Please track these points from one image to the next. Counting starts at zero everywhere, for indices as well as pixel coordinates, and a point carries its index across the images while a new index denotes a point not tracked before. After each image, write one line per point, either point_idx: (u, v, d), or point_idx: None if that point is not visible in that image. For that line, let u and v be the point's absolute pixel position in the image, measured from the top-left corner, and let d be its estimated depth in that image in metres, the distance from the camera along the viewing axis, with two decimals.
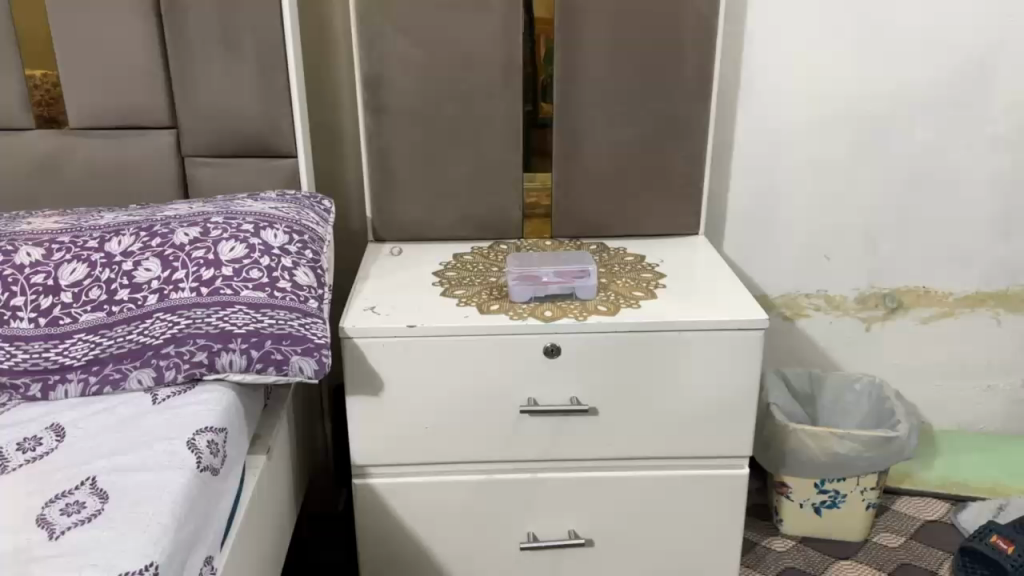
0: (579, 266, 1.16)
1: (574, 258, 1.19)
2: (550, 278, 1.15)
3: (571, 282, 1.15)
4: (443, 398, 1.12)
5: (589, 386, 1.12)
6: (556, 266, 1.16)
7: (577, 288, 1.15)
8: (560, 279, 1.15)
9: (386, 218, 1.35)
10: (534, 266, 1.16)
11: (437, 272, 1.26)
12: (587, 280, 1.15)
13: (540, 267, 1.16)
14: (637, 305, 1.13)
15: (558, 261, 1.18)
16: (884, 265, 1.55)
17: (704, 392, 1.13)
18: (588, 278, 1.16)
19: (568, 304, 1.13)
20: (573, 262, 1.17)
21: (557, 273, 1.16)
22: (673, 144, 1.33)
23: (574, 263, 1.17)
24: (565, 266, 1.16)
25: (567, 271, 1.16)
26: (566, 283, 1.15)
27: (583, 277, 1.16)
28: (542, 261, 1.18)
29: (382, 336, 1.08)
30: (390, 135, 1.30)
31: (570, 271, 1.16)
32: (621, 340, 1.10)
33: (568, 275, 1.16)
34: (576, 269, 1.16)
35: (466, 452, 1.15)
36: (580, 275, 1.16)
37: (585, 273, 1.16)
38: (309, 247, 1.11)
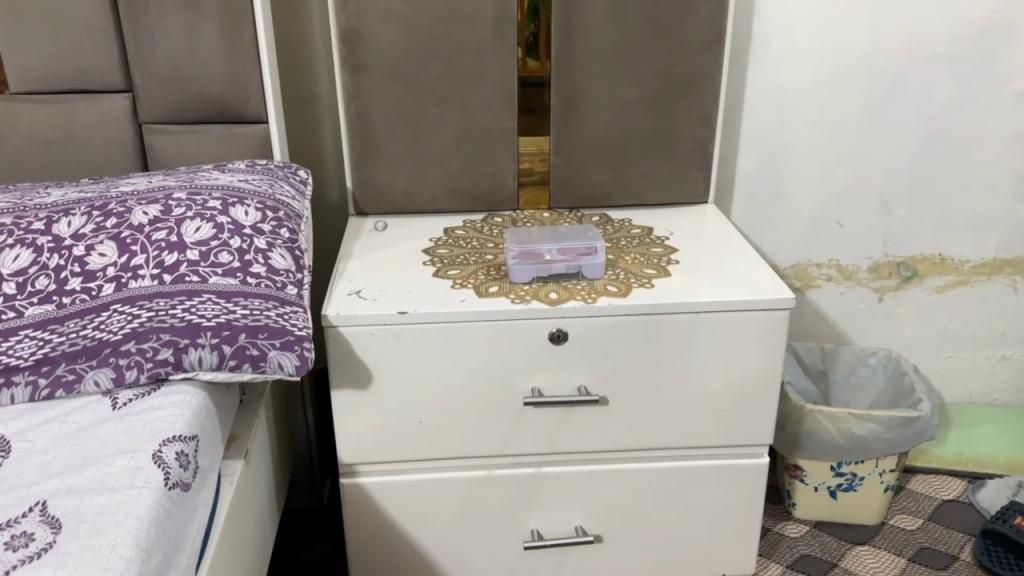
0: (587, 240, 1.06)
1: (580, 232, 1.09)
2: (554, 255, 1.05)
3: (578, 259, 1.05)
4: (438, 390, 1.02)
5: (598, 374, 1.03)
6: (561, 241, 1.06)
7: (583, 265, 1.05)
8: (565, 258, 1.05)
9: (368, 189, 1.23)
10: (537, 242, 1.06)
11: (428, 250, 1.14)
12: (595, 258, 1.05)
13: (543, 244, 1.05)
14: (649, 284, 1.03)
15: (561, 236, 1.08)
16: (899, 232, 1.46)
17: (722, 378, 1.04)
18: (596, 256, 1.05)
19: (574, 285, 1.03)
20: (580, 236, 1.07)
21: (562, 250, 1.05)
22: (682, 104, 1.22)
23: (581, 238, 1.07)
24: (571, 241, 1.06)
25: (573, 247, 1.05)
26: (573, 261, 1.05)
27: (592, 254, 1.05)
28: (544, 236, 1.08)
29: (370, 325, 0.97)
30: (371, 97, 1.18)
31: (577, 248, 1.05)
32: (633, 324, 1.00)
33: (574, 253, 1.05)
34: (584, 244, 1.05)
35: (464, 447, 1.05)
36: (587, 252, 1.05)
37: (594, 249, 1.05)
38: (286, 226, 1.00)
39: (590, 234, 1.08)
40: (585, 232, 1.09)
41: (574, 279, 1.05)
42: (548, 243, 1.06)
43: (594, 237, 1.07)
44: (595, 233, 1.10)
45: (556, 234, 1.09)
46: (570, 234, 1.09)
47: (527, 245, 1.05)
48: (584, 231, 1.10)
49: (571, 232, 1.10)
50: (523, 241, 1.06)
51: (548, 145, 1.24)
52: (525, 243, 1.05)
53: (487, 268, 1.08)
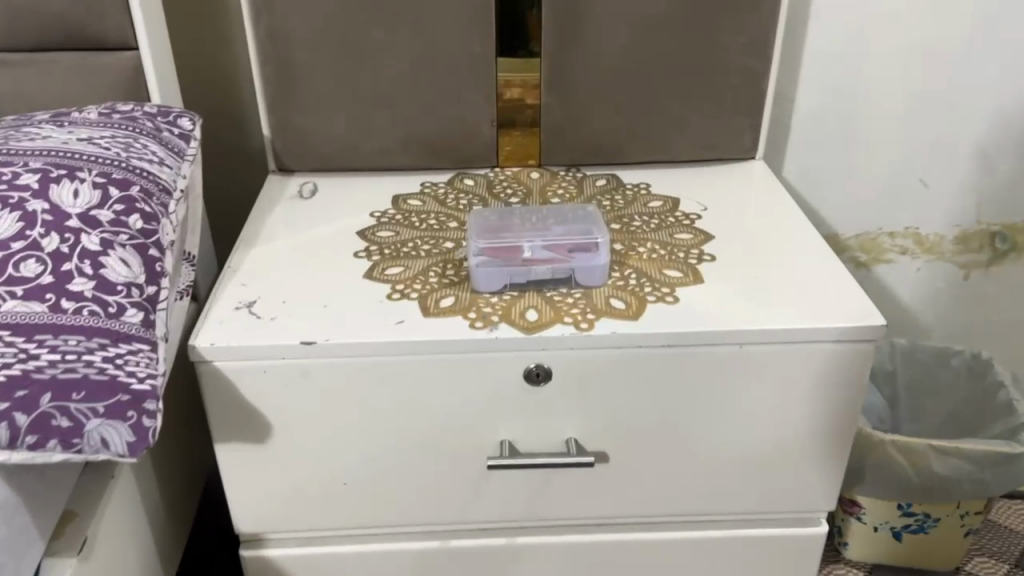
0: (587, 235, 0.75)
1: (578, 223, 0.77)
2: (536, 254, 0.73)
3: (569, 258, 0.72)
4: (367, 444, 0.72)
5: (594, 424, 0.73)
6: (549, 236, 0.75)
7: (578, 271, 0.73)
8: (552, 254, 0.73)
9: (292, 138, 0.91)
10: (513, 235, 0.75)
11: (365, 232, 0.83)
12: (596, 257, 0.72)
13: (521, 238, 0.75)
14: (672, 298, 0.72)
15: (550, 227, 0.77)
16: (1000, 194, 1.12)
17: (769, 429, 0.74)
18: (598, 256, 0.72)
19: (562, 300, 0.71)
20: (577, 230, 0.76)
21: (549, 248, 0.74)
22: (726, 22, 0.87)
23: (577, 232, 0.75)
24: (562, 236, 0.75)
25: (564, 243, 0.74)
26: (562, 260, 0.73)
27: (591, 252, 0.73)
28: (526, 226, 0.77)
29: (262, 359, 0.67)
30: (289, 12, 0.84)
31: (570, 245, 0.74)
32: (644, 360, 0.69)
33: (564, 250, 0.73)
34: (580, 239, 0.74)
35: (408, 513, 0.76)
36: (585, 251, 0.73)
37: (594, 245, 0.73)
38: (139, 212, 0.68)
39: (593, 226, 0.76)
40: (585, 223, 0.77)
41: (563, 288, 0.73)
42: (528, 238, 0.75)
43: (595, 229, 0.75)
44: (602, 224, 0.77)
45: (543, 225, 0.77)
46: (564, 225, 0.77)
47: (497, 238, 0.75)
48: (585, 220, 0.78)
49: (566, 222, 0.77)
50: (492, 232, 0.76)
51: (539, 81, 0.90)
52: (494, 236, 0.75)
53: (442, 266, 0.76)
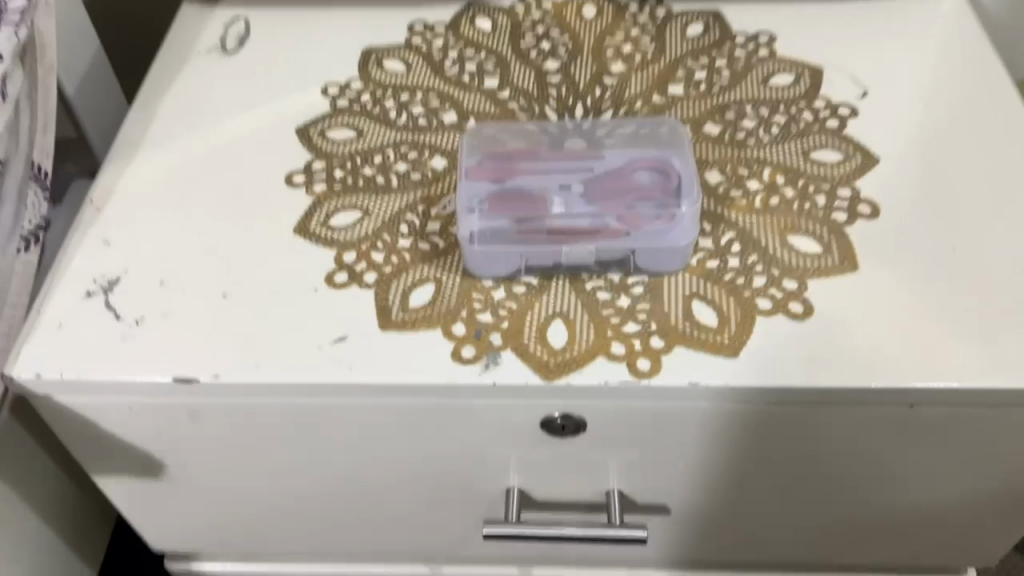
0: (665, 190, 0.44)
1: (652, 157, 0.46)
2: (574, 219, 0.43)
3: (629, 229, 0.43)
4: (310, 485, 0.49)
5: (652, 480, 0.47)
6: (599, 186, 0.45)
7: (644, 253, 0.43)
8: (602, 219, 0.43)
9: None
10: (537, 179, 0.45)
11: (311, 130, 0.53)
12: (677, 233, 0.42)
13: (553, 187, 0.45)
14: (800, 309, 0.42)
15: (603, 164, 0.46)
16: None
17: (929, 496, 0.47)
18: (681, 233, 0.42)
19: (611, 303, 0.43)
20: (649, 174, 0.45)
21: (598, 208, 0.44)
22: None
23: (649, 180, 0.45)
24: (621, 186, 0.45)
25: (624, 203, 0.44)
26: (619, 231, 0.43)
27: (670, 223, 0.42)
28: (563, 157, 0.47)
29: (125, 398, 0.42)
30: None
31: (634, 205, 0.44)
32: (742, 417, 0.42)
33: (624, 213, 0.43)
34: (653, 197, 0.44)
35: (382, 546, 0.55)
36: (657, 221, 0.43)
37: (677, 210, 0.43)
38: None
39: (677, 167, 0.45)
40: (663, 156, 0.46)
41: (615, 278, 0.44)
42: (564, 185, 0.45)
43: (681, 175, 0.45)
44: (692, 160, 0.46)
45: (593, 157, 0.47)
46: (628, 159, 0.46)
47: (510, 185, 0.45)
48: (663, 150, 0.47)
49: (633, 154, 0.47)
50: (506, 169, 0.46)
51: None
52: (506, 180, 0.45)
53: (423, 215, 0.48)
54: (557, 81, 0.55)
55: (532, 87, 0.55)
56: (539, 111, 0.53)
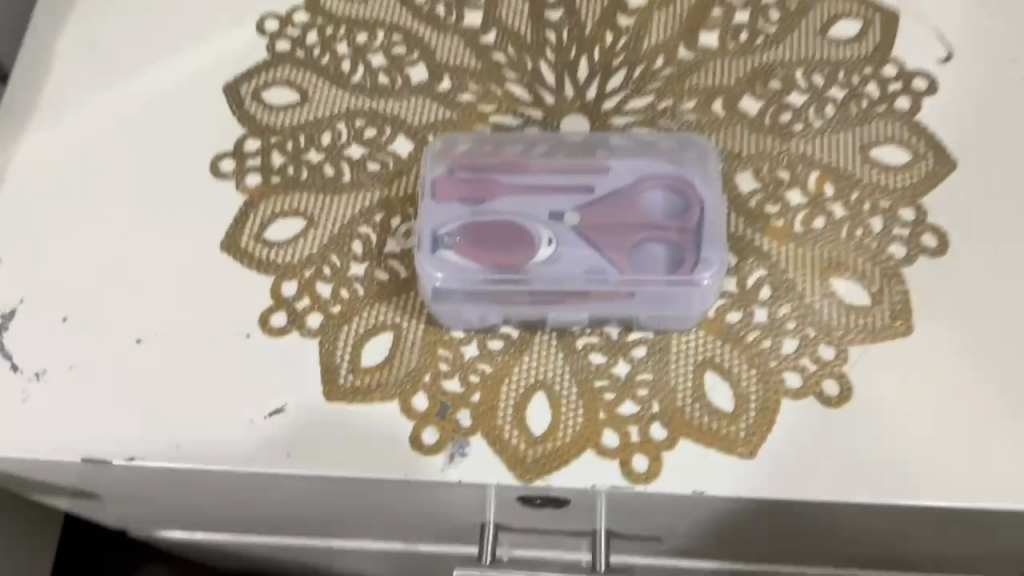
0: (681, 226, 0.35)
1: (668, 173, 0.37)
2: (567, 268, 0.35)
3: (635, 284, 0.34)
4: (261, 512, 0.44)
5: (640, 530, 0.42)
6: (600, 216, 0.36)
7: (652, 311, 0.35)
8: (602, 267, 0.35)
9: None
10: (522, 202, 0.36)
11: (241, 90, 0.42)
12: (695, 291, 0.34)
13: (542, 217, 0.36)
14: (834, 391, 0.35)
15: (606, 181, 0.37)
16: None
17: (946, 554, 0.42)
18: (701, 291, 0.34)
19: (607, 370, 0.35)
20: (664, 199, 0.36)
21: (597, 251, 0.35)
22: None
23: (663, 209, 0.36)
24: (628, 218, 0.36)
25: (625, 243, 0.35)
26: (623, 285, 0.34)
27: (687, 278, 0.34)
28: (555, 167, 0.37)
29: (28, 466, 0.36)
30: None
31: (643, 247, 0.35)
32: (751, 511, 0.36)
33: (630, 260, 0.35)
34: (667, 235, 0.35)
35: (348, 538, 0.51)
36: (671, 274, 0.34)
37: (696, 259, 0.34)
38: None
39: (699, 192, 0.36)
40: (681, 172, 0.37)
41: (613, 335, 0.36)
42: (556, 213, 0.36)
43: (704, 204, 0.36)
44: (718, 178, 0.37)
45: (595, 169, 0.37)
46: (638, 174, 0.37)
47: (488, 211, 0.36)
48: (683, 163, 0.37)
49: (645, 165, 0.37)
50: (484, 185, 0.37)
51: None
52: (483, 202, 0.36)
53: (380, 229, 0.39)
54: (557, 20, 0.43)
55: (526, 27, 0.43)
56: (532, 67, 0.42)
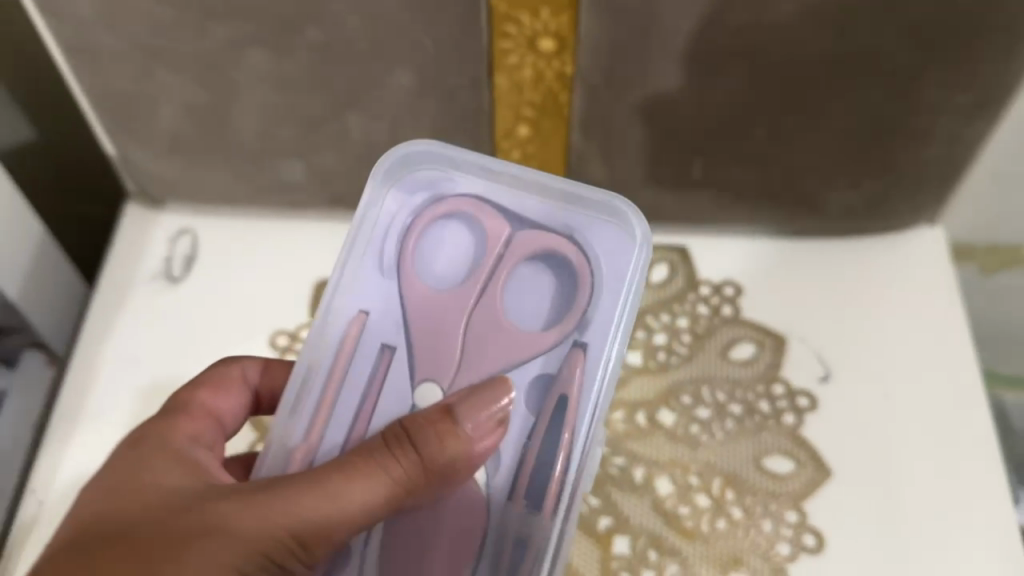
0: (473, 229, 0.41)
1: (423, 262, 0.41)
2: (549, 464, 0.38)
3: (591, 293, 0.39)
4: None
5: None
6: (460, 351, 0.40)
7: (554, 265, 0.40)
8: (571, 434, 0.38)
9: (152, 177, 0.56)
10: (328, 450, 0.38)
11: None
12: (547, 215, 0.40)
13: (459, 346, 0.40)
14: None
15: (406, 304, 0.40)
16: None
17: None
18: (597, 228, 0.40)
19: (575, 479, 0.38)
20: (432, 255, 0.41)
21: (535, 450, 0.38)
22: (959, 49, 0.44)
23: (449, 262, 0.41)
24: (446, 299, 0.40)
25: (473, 295, 0.40)
26: (574, 343, 0.39)
27: (568, 236, 0.40)
28: (351, 337, 0.40)
29: None
30: (86, 18, 0.45)
31: (511, 294, 0.40)
32: None
33: (501, 309, 0.40)
34: (501, 254, 0.40)
35: None
36: (555, 248, 0.40)
37: (560, 233, 0.40)
38: None
39: (444, 231, 0.41)
40: (405, 223, 0.41)
41: None
42: (511, 481, 0.38)
43: (468, 207, 0.41)
44: (406, 164, 0.41)
45: (356, 321, 0.40)
46: (440, 290, 0.40)
47: (484, 553, 0.38)
48: (375, 223, 0.40)
49: (358, 260, 0.40)
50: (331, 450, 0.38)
51: (569, 83, 0.50)
52: (467, 563, 0.37)
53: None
54: None
55: None
56: None
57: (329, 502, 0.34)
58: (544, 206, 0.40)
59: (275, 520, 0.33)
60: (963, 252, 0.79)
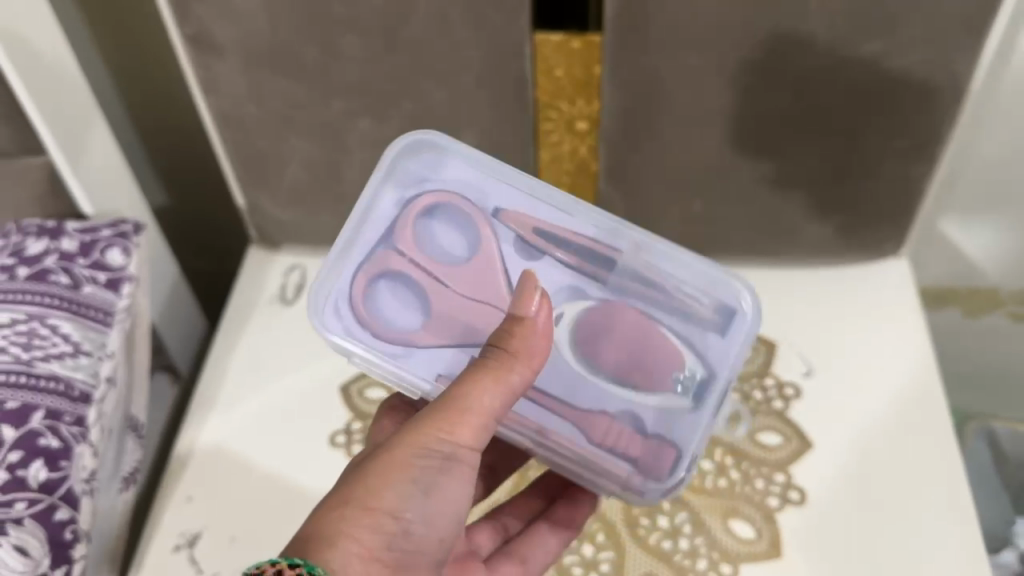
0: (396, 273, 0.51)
1: (404, 320, 0.50)
2: (559, 209, 0.51)
3: (443, 188, 0.52)
4: None
5: None
6: (477, 303, 0.51)
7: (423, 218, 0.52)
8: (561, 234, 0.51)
9: (271, 221, 0.72)
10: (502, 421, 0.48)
11: (352, 388, 0.67)
12: (380, 220, 0.52)
13: (460, 293, 0.51)
14: None
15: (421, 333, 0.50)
16: None
17: None
18: (406, 174, 0.52)
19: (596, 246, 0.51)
20: (396, 310, 0.51)
21: (560, 232, 0.51)
22: (889, 103, 0.58)
23: (404, 299, 0.51)
24: (446, 296, 0.51)
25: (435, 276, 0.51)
26: (495, 214, 0.52)
27: (398, 204, 0.52)
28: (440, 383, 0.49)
29: None
30: (244, 94, 0.62)
31: (444, 250, 0.52)
32: None
33: (443, 260, 0.51)
34: (409, 250, 0.51)
35: None
36: (419, 205, 0.52)
37: (393, 208, 0.52)
38: (41, 455, 0.56)
39: (387, 304, 0.51)
40: (369, 331, 0.50)
41: (586, 555, 0.57)
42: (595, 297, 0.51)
43: (375, 275, 0.51)
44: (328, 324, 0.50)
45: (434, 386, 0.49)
46: (430, 302, 0.51)
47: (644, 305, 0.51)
48: (363, 358, 0.49)
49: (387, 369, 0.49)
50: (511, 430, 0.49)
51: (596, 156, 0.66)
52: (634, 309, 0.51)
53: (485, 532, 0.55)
54: None
55: None
56: None
57: (442, 407, 0.42)
58: (377, 220, 0.52)
59: (416, 440, 0.41)
60: (945, 298, 0.90)
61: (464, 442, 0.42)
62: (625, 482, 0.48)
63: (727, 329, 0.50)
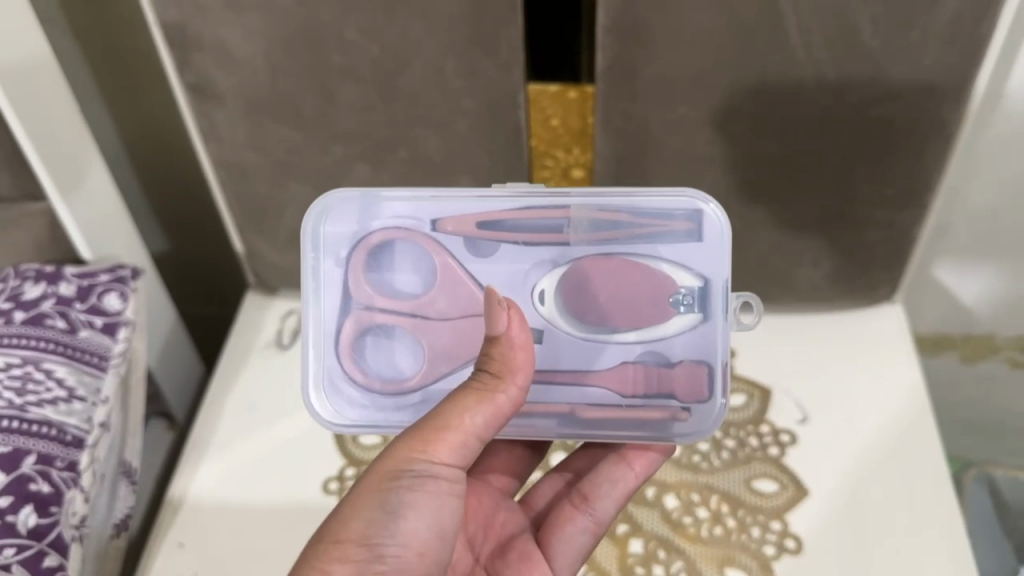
0: (372, 331, 0.54)
1: (402, 366, 0.54)
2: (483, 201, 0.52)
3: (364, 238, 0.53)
4: None
5: None
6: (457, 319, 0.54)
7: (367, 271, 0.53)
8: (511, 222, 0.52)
9: (269, 266, 0.73)
10: (539, 428, 0.52)
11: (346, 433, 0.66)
12: (332, 297, 0.53)
13: (444, 315, 0.54)
14: None
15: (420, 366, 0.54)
16: None
17: None
18: (330, 239, 0.53)
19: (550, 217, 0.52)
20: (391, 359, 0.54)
21: (518, 220, 0.53)
22: (877, 151, 0.59)
23: (390, 347, 0.54)
24: (426, 320, 0.54)
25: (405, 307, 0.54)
26: (433, 228, 0.53)
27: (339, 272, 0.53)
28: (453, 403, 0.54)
29: None
30: (243, 143, 0.63)
31: (403, 282, 0.54)
32: None
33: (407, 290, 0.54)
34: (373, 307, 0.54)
35: None
36: (360, 255, 0.53)
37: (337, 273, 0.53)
38: (31, 501, 0.55)
39: (379, 355, 0.54)
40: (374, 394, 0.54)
41: None
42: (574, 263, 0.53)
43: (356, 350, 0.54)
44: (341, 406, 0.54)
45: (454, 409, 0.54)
46: (422, 338, 0.54)
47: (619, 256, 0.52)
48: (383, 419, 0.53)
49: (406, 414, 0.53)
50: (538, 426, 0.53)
51: None
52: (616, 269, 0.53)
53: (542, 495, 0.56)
54: None
55: None
56: None
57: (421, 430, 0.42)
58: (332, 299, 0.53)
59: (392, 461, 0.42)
60: (942, 344, 0.90)
61: (444, 458, 0.42)
62: (670, 417, 0.51)
63: (702, 234, 0.51)
